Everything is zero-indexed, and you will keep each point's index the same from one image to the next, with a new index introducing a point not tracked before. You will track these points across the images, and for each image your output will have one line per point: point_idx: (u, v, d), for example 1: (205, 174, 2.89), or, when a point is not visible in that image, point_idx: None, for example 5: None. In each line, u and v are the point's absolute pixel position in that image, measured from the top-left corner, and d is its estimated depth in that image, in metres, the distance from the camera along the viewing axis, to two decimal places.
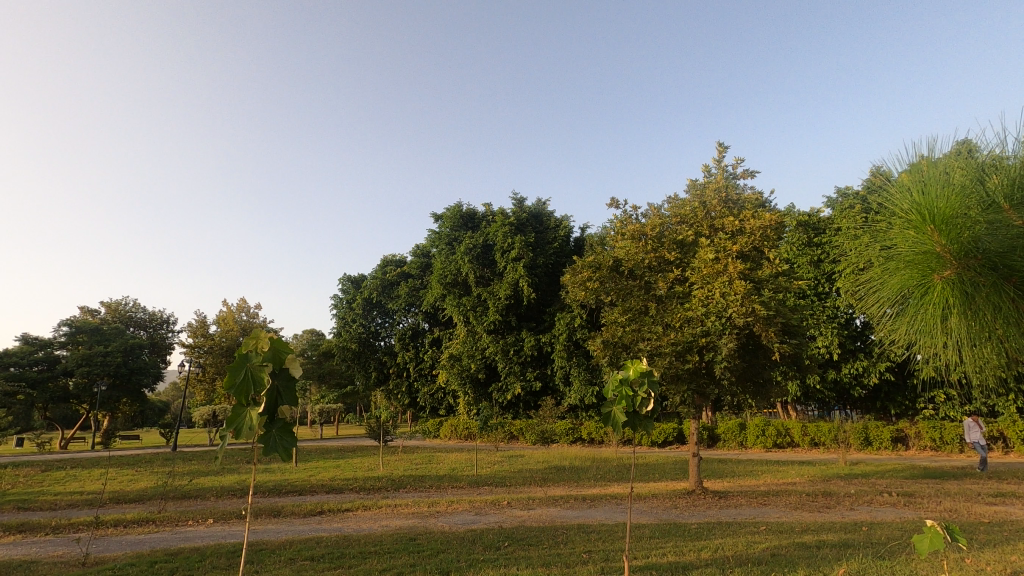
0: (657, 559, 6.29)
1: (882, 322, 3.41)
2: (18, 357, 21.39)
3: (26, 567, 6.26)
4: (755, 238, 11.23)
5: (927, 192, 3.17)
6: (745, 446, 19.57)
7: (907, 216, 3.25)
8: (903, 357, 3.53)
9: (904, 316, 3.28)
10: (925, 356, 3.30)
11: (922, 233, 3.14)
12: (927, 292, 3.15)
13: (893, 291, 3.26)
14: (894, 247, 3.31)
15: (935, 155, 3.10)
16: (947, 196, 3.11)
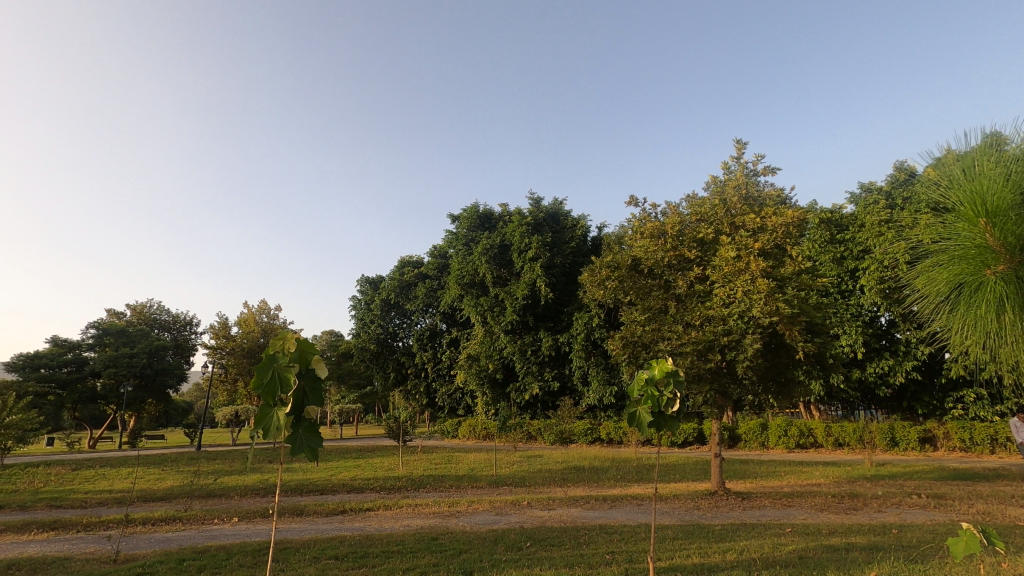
0: (681, 561, 6.22)
1: (934, 318, 3.30)
2: (48, 359, 21.90)
3: (60, 564, 6.39)
4: (777, 234, 11.08)
5: (982, 183, 2.99)
6: (767, 446, 19.28)
7: (958, 209, 3.10)
8: (953, 351, 3.41)
9: (955, 312, 3.18)
10: (979, 350, 3.18)
11: (974, 227, 3.00)
12: (979, 287, 3.05)
13: (944, 285, 3.15)
14: (944, 240, 3.18)
15: (990, 142, 2.92)
16: (1004, 187, 2.94)
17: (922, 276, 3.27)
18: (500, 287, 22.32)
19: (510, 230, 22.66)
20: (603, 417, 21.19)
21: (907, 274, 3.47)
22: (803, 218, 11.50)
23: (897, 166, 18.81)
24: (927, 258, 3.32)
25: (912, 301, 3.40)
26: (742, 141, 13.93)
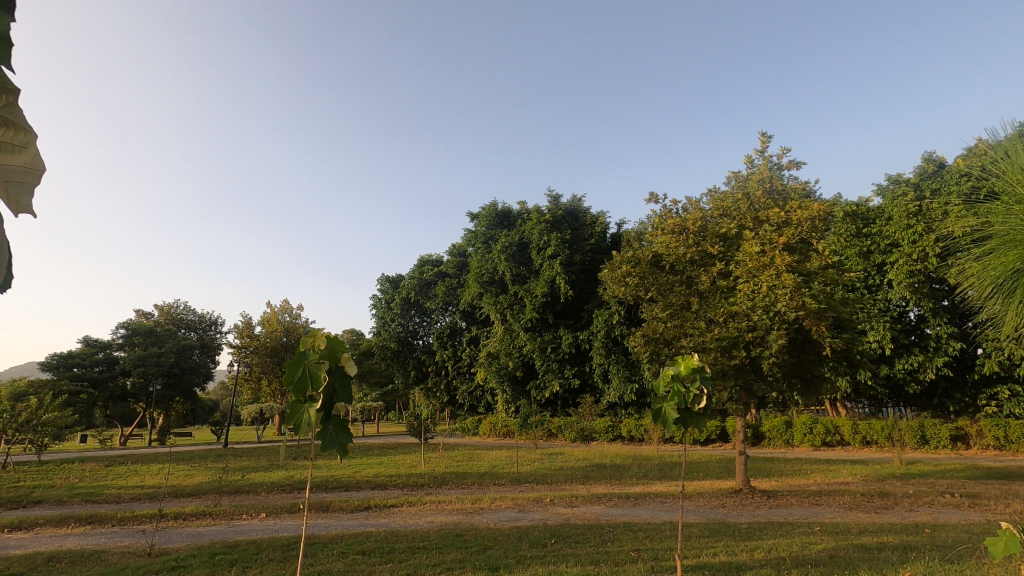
0: (708, 560, 6.14)
1: (989, 306, 3.12)
2: (81, 358, 22.57)
3: (97, 557, 6.57)
4: (802, 229, 10.89)
5: None
6: (792, 444, 18.95)
7: (1016, 190, 2.86)
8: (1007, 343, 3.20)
9: (1013, 299, 2.96)
10: None
11: None
12: None
13: (999, 273, 2.94)
14: (1001, 223, 2.95)
15: None
16: None
17: (977, 263, 3.07)
18: (519, 285, 22.31)
19: (529, 227, 22.62)
20: (623, 415, 21.04)
21: (962, 260, 3.31)
22: (829, 212, 11.30)
23: (926, 158, 18.41)
24: (983, 244, 3.16)
25: (965, 288, 3.22)
26: (764, 135, 13.78)
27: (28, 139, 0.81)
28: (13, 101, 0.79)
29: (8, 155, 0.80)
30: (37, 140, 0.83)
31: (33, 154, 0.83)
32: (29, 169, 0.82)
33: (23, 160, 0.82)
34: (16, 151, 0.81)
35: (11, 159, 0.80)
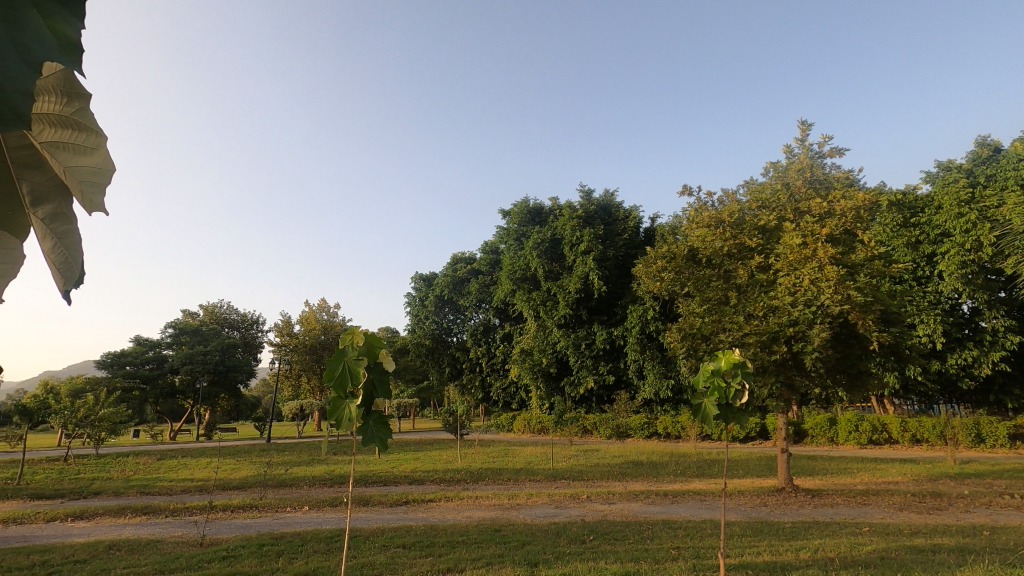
0: (752, 559, 6.02)
1: None
2: (132, 357, 23.64)
3: (153, 546, 6.88)
4: (846, 219, 10.51)
5: None
6: (837, 442, 18.32)
7: None
8: None
9: None
10: None
11: None
12: None
13: None
14: None
15: None
16: None
17: None
18: (552, 282, 22.20)
19: (561, 224, 22.51)
20: (660, 411, 20.80)
21: None
22: (875, 201, 10.90)
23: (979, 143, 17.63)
24: None
25: None
26: (805, 122, 13.37)
27: (98, 141, 0.84)
28: (86, 105, 0.81)
29: (79, 155, 0.83)
30: (107, 141, 0.85)
31: (105, 155, 0.86)
32: (101, 168, 0.86)
33: (95, 160, 0.85)
34: (88, 152, 0.84)
35: (83, 160, 0.83)
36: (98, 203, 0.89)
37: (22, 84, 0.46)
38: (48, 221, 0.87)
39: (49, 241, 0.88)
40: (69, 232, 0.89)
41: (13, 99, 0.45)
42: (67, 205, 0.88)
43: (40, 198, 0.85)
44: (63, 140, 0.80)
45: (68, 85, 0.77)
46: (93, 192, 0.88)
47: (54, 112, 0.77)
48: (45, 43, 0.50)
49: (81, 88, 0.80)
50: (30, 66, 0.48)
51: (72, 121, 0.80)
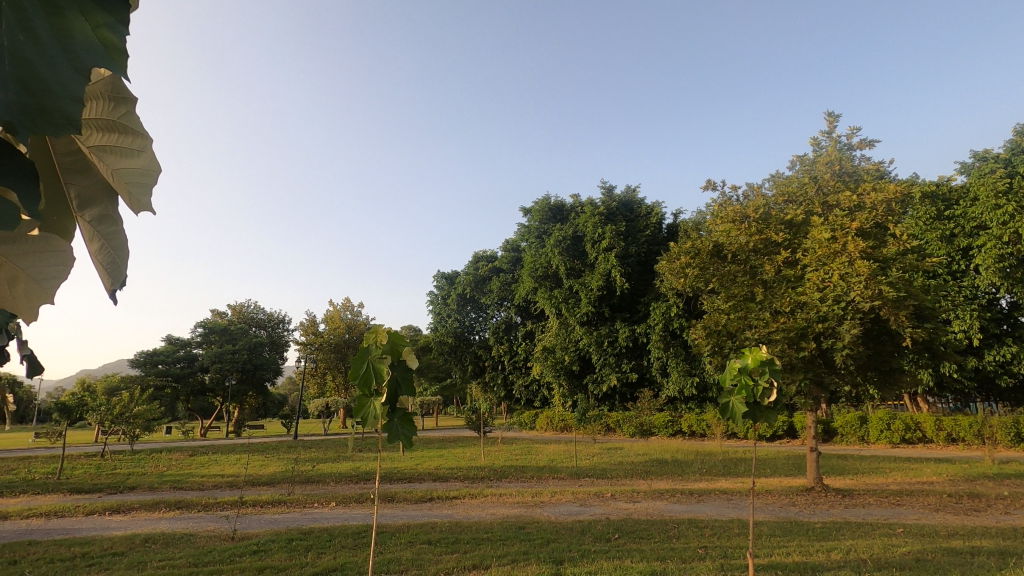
0: (782, 559, 5.93)
1: None
2: (165, 356, 24.28)
3: (187, 539, 7.06)
4: (876, 213, 10.23)
5: None
6: (868, 441, 17.86)
7: None
8: None
9: None
10: None
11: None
12: None
13: None
14: None
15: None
16: None
17: None
18: (574, 279, 22.08)
19: (582, 221, 22.37)
20: (684, 409, 20.62)
21: None
22: (907, 193, 10.58)
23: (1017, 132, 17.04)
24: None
25: None
26: (833, 114, 13.04)
27: (144, 143, 0.81)
28: (132, 109, 0.77)
29: (126, 157, 0.80)
30: (153, 142, 0.82)
31: (150, 157, 0.83)
32: (147, 169, 0.83)
33: (142, 163, 0.82)
34: (135, 155, 0.81)
35: (129, 162, 0.80)
36: (146, 203, 0.87)
37: (71, 89, 0.48)
38: (95, 223, 0.84)
39: (97, 242, 0.86)
40: (115, 233, 0.87)
41: (62, 98, 0.46)
42: (114, 206, 0.85)
43: (88, 200, 0.81)
44: (110, 144, 0.77)
45: (113, 90, 0.73)
46: (141, 193, 0.85)
47: (100, 115, 0.74)
48: (92, 48, 0.50)
49: (127, 92, 0.76)
50: (80, 70, 0.48)
51: (118, 123, 0.76)
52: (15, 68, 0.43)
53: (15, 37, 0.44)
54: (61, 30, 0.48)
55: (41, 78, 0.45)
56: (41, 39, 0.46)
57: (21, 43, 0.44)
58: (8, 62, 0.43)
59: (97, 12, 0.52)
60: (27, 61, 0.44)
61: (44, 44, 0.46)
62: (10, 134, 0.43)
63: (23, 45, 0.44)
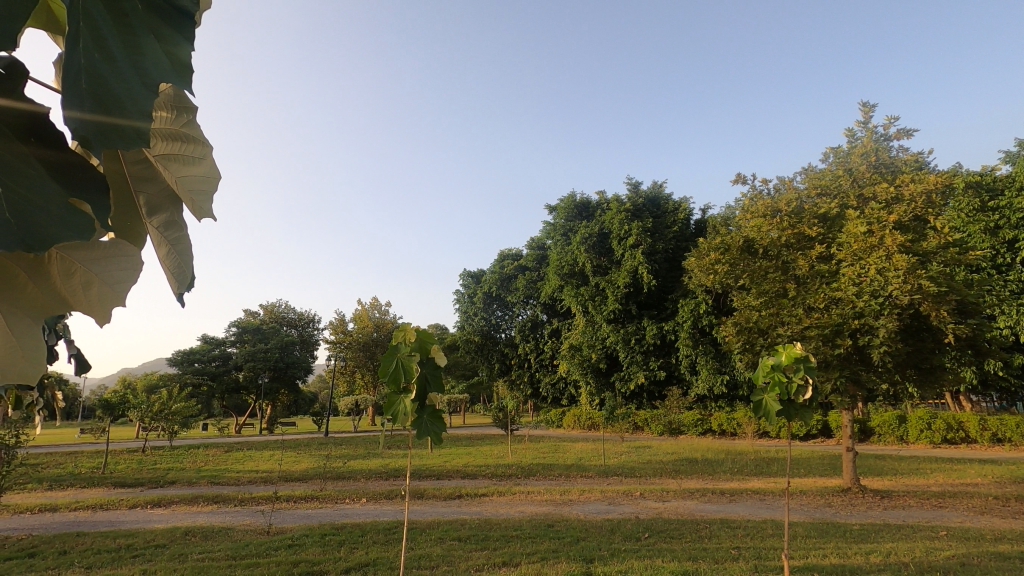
0: (818, 561, 5.80)
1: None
2: (201, 355, 24.99)
3: (225, 532, 7.28)
4: (916, 205, 9.83)
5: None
6: (907, 441, 17.27)
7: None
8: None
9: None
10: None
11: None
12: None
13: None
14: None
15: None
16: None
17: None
18: (600, 277, 21.89)
19: (608, 217, 22.18)
20: (713, 408, 20.37)
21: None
22: (949, 183, 10.17)
23: None
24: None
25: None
26: (868, 104, 12.62)
27: (204, 150, 0.85)
28: (194, 118, 0.82)
29: (189, 165, 0.83)
30: (213, 150, 0.86)
31: (211, 164, 0.87)
32: (207, 176, 0.86)
33: (203, 170, 0.86)
34: (196, 162, 0.84)
35: (192, 170, 0.84)
36: (207, 209, 0.90)
37: (141, 101, 0.51)
38: (162, 230, 0.85)
39: (165, 247, 0.87)
40: (181, 238, 0.88)
41: (132, 111, 0.49)
42: (180, 212, 0.86)
43: (157, 207, 0.83)
44: (176, 153, 0.81)
45: (175, 99, 0.77)
46: (202, 200, 0.88)
47: (166, 126, 0.78)
48: (162, 67, 0.54)
49: (188, 102, 0.81)
50: (150, 87, 0.52)
51: (180, 133, 0.80)
52: (91, 87, 0.46)
53: (93, 55, 0.47)
54: (134, 50, 0.51)
55: (113, 95, 0.48)
56: (115, 58, 0.49)
57: (97, 61, 0.47)
58: (87, 82, 0.45)
59: (161, 30, 0.55)
60: (105, 79, 0.48)
61: (120, 63, 0.49)
62: (88, 148, 0.45)
63: (100, 62, 0.47)
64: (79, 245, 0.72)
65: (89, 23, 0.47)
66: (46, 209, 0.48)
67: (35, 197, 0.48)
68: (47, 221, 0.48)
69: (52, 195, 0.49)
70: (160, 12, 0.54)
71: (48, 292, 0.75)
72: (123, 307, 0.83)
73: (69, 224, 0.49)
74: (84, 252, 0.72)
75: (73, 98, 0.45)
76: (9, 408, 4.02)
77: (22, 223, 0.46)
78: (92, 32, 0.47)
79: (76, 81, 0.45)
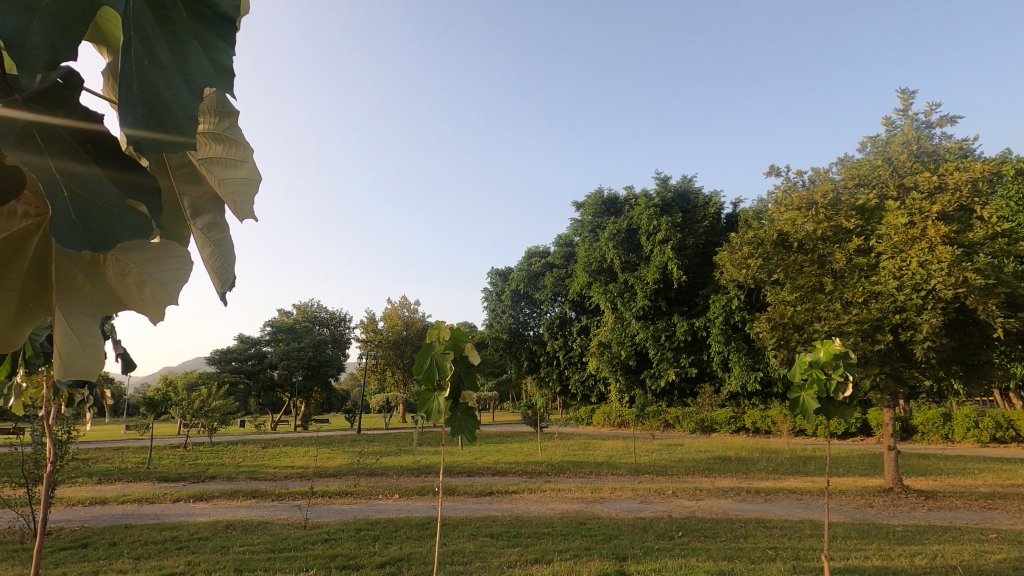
0: (860, 563, 5.64)
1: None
2: (237, 353, 25.70)
3: (264, 526, 7.48)
4: (962, 194, 9.39)
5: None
6: (953, 441, 16.64)
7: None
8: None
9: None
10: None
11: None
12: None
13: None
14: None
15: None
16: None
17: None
18: (629, 273, 21.65)
19: (637, 213, 21.94)
20: (747, 405, 20.04)
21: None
22: (996, 171, 9.72)
23: None
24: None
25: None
26: (907, 90, 12.13)
27: (245, 154, 0.87)
28: (235, 122, 0.83)
29: (230, 168, 0.85)
30: (254, 154, 0.88)
31: (252, 167, 0.89)
32: (249, 178, 0.88)
33: (244, 172, 0.88)
34: (237, 166, 0.86)
35: (234, 173, 0.86)
36: (249, 211, 0.92)
37: (189, 107, 0.52)
38: (207, 231, 0.89)
39: (208, 248, 0.90)
40: (223, 238, 0.91)
41: (182, 119, 0.51)
42: (222, 214, 0.89)
43: (201, 208, 0.86)
44: (216, 155, 0.82)
45: (218, 105, 0.79)
46: (244, 202, 0.90)
47: (210, 129, 0.80)
48: (206, 71, 0.55)
49: (230, 107, 0.83)
50: (196, 93, 0.53)
51: (224, 137, 0.83)
52: (145, 98, 0.48)
53: (144, 64, 0.49)
54: (180, 57, 0.52)
55: (164, 101, 0.50)
56: (164, 66, 0.51)
57: (148, 69, 0.49)
58: (139, 92, 0.48)
59: (209, 34, 0.56)
60: (152, 85, 0.49)
61: (168, 69, 0.51)
62: (142, 152, 0.48)
63: (150, 71, 0.49)
64: (133, 246, 0.75)
65: (137, 34, 0.48)
66: (108, 211, 0.51)
67: (100, 201, 0.50)
68: (112, 223, 0.50)
69: (109, 198, 0.51)
70: (199, 17, 0.55)
71: (104, 291, 0.79)
72: (174, 306, 0.86)
73: (128, 223, 0.52)
74: (136, 253, 0.75)
75: (128, 112, 0.47)
76: (63, 406, 4.19)
77: (86, 227, 0.49)
78: (142, 42, 0.48)
79: (130, 93, 0.47)
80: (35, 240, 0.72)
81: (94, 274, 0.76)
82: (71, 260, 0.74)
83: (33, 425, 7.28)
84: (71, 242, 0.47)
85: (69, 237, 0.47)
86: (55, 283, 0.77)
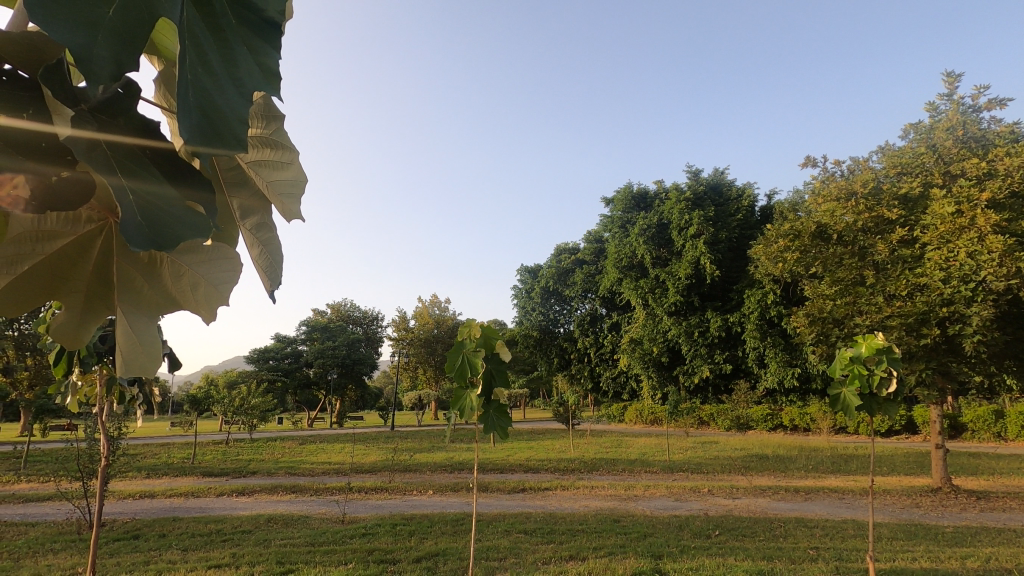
0: (907, 565, 5.44)
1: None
2: (274, 352, 26.35)
3: (303, 520, 7.68)
4: (1013, 180, 8.96)
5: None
6: (1006, 439, 15.91)
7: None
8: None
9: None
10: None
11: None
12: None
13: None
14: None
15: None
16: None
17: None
18: (660, 269, 21.34)
19: (667, 208, 21.66)
20: (784, 402, 19.61)
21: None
22: None
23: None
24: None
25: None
26: (952, 73, 11.59)
27: (291, 156, 0.89)
28: (281, 125, 0.86)
29: (277, 170, 0.88)
30: (298, 156, 0.91)
31: (298, 169, 0.92)
32: (295, 179, 0.91)
33: (290, 174, 0.90)
34: (285, 167, 0.89)
35: (281, 174, 0.88)
36: (295, 211, 0.95)
37: (240, 112, 0.54)
38: (254, 231, 0.91)
39: (256, 247, 0.93)
40: (271, 238, 0.94)
41: (232, 125, 0.53)
42: (269, 214, 0.91)
43: (249, 210, 0.89)
44: (264, 159, 0.85)
45: (265, 108, 0.83)
46: (290, 203, 0.93)
47: (258, 133, 0.83)
48: (255, 76, 0.56)
49: (276, 111, 0.86)
50: (245, 96, 0.55)
51: (270, 139, 0.86)
52: (200, 103, 0.50)
53: (198, 72, 0.50)
54: (229, 60, 0.54)
55: (216, 105, 0.52)
56: (216, 73, 0.52)
57: (199, 74, 0.50)
58: (194, 100, 0.49)
59: (253, 37, 0.57)
60: (206, 92, 0.51)
61: (220, 76, 0.53)
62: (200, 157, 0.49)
63: (204, 77, 0.51)
64: (188, 248, 0.77)
65: (189, 38, 0.50)
66: (168, 212, 0.53)
67: (162, 205, 0.53)
68: (176, 225, 0.53)
69: (167, 200, 0.53)
70: (247, 22, 0.57)
71: (161, 290, 0.83)
72: (227, 304, 0.89)
73: (188, 224, 0.54)
74: (190, 255, 0.78)
75: (183, 118, 0.49)
76: (112, 403, 4.34)
77: (151, 225, 0.51)
78: (195, 47, 0.50)
79: (186, 100, 0.49)
80: (98, 244, 0.75)
81: (152, 274, 0.80)
82: (130, 261, 0.78)
83: (86, 422, 7.62)
84: (140, 244, 0.50)
85: (138, 237, 0.50)
86: (116, 285, 0.81)
